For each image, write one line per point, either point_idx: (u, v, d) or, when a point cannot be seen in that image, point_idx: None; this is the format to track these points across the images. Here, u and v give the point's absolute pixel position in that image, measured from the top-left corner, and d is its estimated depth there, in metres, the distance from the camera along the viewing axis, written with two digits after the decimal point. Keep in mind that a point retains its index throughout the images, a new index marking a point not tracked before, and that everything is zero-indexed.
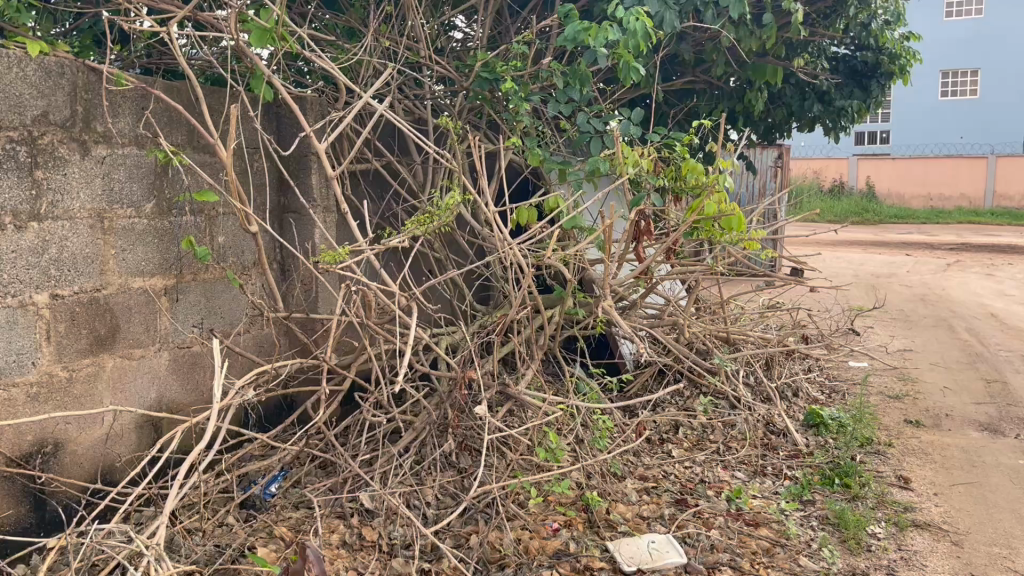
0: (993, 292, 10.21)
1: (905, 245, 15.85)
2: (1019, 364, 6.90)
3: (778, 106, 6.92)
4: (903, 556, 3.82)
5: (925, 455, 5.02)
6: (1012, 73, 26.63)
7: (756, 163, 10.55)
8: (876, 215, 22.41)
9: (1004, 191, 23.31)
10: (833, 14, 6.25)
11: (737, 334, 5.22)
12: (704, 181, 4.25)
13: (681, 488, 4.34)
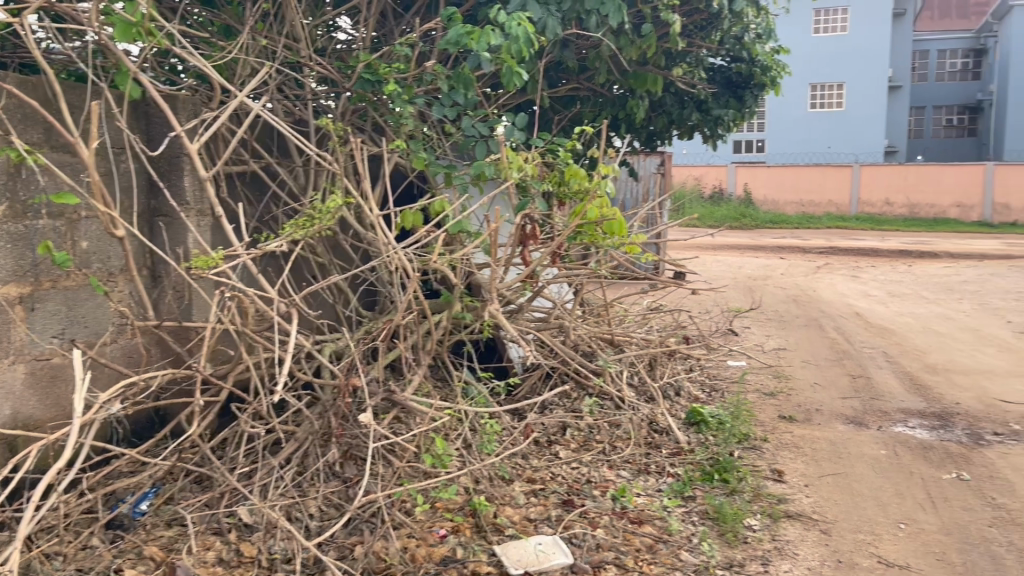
0: (858, 293, 10.84)
1: (779, 247, 16.70)
2: (881, 360, 7.35)
3: (660, 114, 7.12)
4: (776, 545, 4.00)
5: (796, 448, 5.28)
6: (872, 87, 28.59)
7: (640, 169, 10.81)
8: (752, 220, 23.46)
9: (868, 200, 24.85)
10: (709, 26, 6.54)
11: (622, 336, 5.31)
12: (587, 186, 4.31)
13: (568, 489, 4.39)
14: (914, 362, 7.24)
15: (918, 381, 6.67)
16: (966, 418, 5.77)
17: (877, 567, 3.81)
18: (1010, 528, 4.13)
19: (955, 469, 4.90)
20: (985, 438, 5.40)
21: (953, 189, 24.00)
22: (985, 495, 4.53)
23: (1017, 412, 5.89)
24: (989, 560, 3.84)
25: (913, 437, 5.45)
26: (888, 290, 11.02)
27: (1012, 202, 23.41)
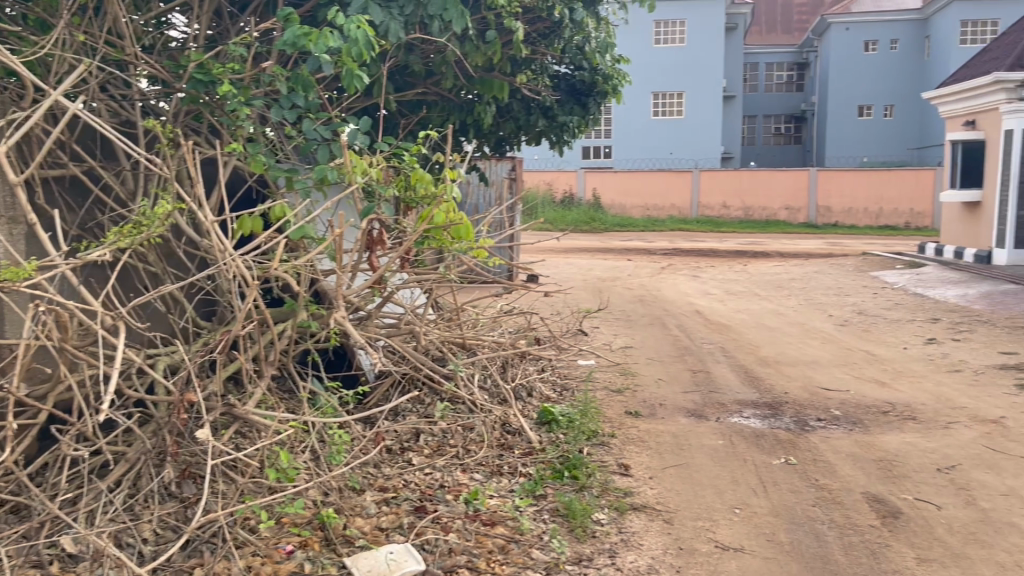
0: (698, 291, 11.42)
1: (625, 249, 17.34)
2: (719, 354, 7.78)
3: (507, 120, 7.23)
4: (622, 538, 4.14)
5: (642, 442, 5.49)
6: (709, 97, 30.26)
7: (491, 174, 10.95)
8: (602, 223, 24.24)
9: (707, 202, 26.24)
10: (552, 35, 6.71)
11: (473, 340, 5.33)
12: (433, 191, 4.30)
13: (420, 495, 4.37)
14: (748, 355, 7.71)
15: (752, 373, 7.10)
16: (794, 407, 6.20)
17: (716, 551, 4.02)
18: (831, 506, 4.48)
19: (783, 454, 5.25)
20: (810, 424, 5.83)
21: (781, 192, 25.77)
22: (810, 477, 4.88)
23: (837, 398, 6.39)
24: (813, 537, 4.13)
25: (748, 426, 5.80)
26: (725, 288, 11.68)
27: (832, 204, 25.50)
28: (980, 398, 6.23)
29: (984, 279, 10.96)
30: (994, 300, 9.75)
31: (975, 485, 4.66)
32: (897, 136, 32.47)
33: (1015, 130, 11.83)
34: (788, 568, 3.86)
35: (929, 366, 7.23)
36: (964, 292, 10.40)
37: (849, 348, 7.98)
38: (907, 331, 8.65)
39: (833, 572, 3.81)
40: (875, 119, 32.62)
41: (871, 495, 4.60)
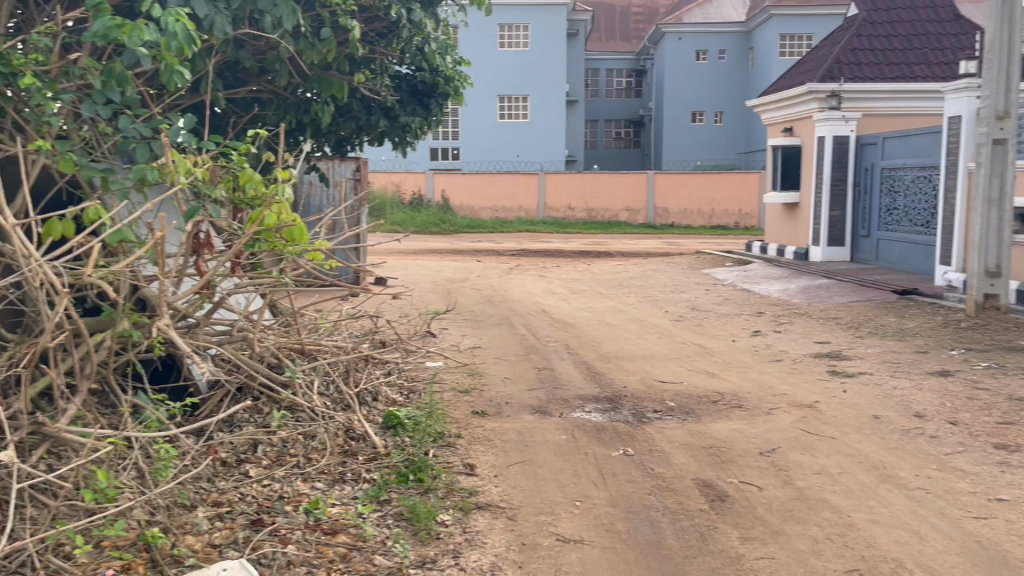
0: (544, 291, 11.67)
1: (474, 250, 17.48)
2: (563, 351, 7.98)
3: (347, 120, 7.13)
4: (466, 537, 4.16)
5: (487, 441, 5.54)
6: (552, 100, 30.98)
7: (335, 174, 10.74)
8: (450, 224, 24.33)
9: (552, 204, 26.87)
10: (390, 35, 6.68)
11: (313, 346, 5.18)
12: (263, 192, 4.15)
13: (257, 508, 4.21)
14: (590, 352, 7.95)
15: (594, 369, 7.34)
16: (632, 400, 6.45)
17: (556, 544, 4.11)
18: (664, 493, 4.69)
19: (622, 446, 5.45)
20: (647, 416, 6.08)
21: (622, 194, 26.79)
22: (646, 466, 5.10)
23: (672, 390, 6.71)
24: (647, 524, 4.31)
25: (589, 421, 5.98)
26: (570, 287, 12.00)
27: (669, 205, 26.79)
28: (798, 384, 6.72)
29: (803, 274, 11.84)
30: (810, 294, 10.55)
31: (792, 466, 5.02)
32: (726, 141, 34.49)
33: (827, 136, 12.78)
34: (624, 556, 4.00)
35: (754, 356, 7.73)
36: (786, 287, 11.20)
37: (683, 342, 8.39)
38: (735, 324, 9.20)
39: (666, 556, 3.99)
40: (706, 126, 34.55)
41: (701, 480, 4.86)
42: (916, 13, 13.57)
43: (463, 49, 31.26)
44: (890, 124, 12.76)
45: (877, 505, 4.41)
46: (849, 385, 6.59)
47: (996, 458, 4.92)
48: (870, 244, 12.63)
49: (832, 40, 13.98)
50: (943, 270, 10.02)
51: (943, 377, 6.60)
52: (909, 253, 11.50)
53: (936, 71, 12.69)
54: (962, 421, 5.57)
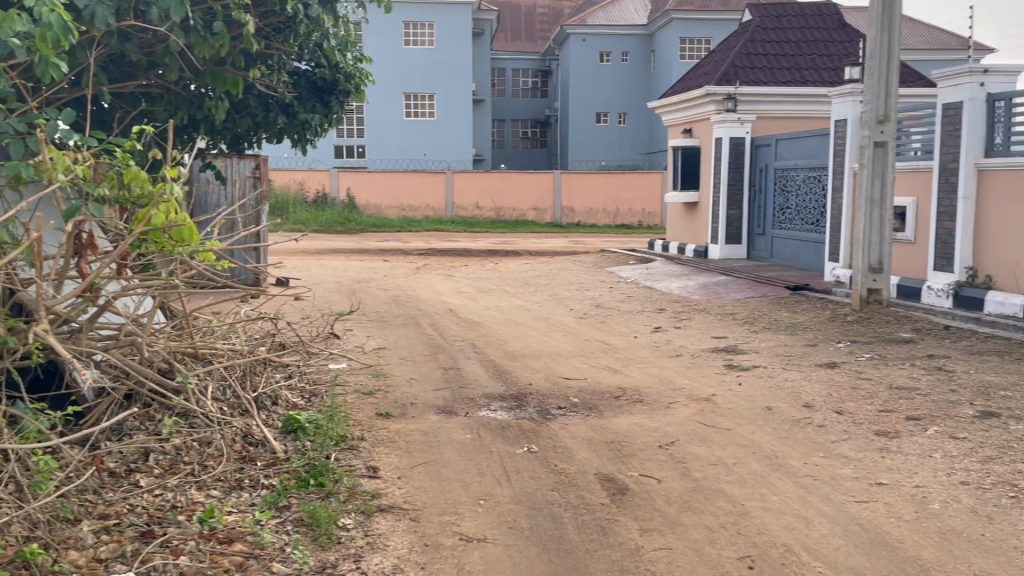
0: (451, 290, 11.65)
1: (381, 250, 17.30)
2: (469, 351, 7.98)
3: (243, 117, 6.93)
4: (368, 541, 4.11)
5: (391, 443, 5.49)
6: (458, 99, 30.97)
7: (232, 172, 10.44)
8: (357, 224, 24.02)
9: (460, 203, 26.85)
10: (287, 30, 6.55)
11: (207, 349, 5.03)
12: (149, 191, 4.00)
13: (148, 519, 4.05)
14: (496, 350, 7.99)
15: (500, 367, 7.37)
16: (537, 397, 6.51)
17: (459, 544, 4.11)
18: (567, 488, 4.75)
19: (526, 443, 5.50)
20: (552, 413, 6.15)
21: (529, 193, 27.01)
22: (549, 463, 5.16)
23: (576, 386, 6.81)
24: (550, 520, 4.35)
25: (494, 419, 6.00)
26: (477, 286, 12.02)
27: (575, 205, 27.17)
28: (696, 379, 6.92)
29: (702, 272, 12.21)
30: (709, 290, 10.90)
31: (690, 458, 5.17)
32: (629, 141, 35.20)
33: (723, 138, 13.21)
34: (526, 552, 4.03)
35: (655, 352, 7.92)
36: (686, 284, 11.52)
37: (587, 339, 8.53)
38: (638, 321, 9.41)
39: (567, 550, 4.04)
40: (610, 126, 35.21)
41: (603, 475, 4.94)
42: (806, 21, 14.18)
43: (368, 47, 30.67)
44: (782, 126, 13.29)
45: (769, 492, 4.58)
46: (744, 378, 6.84)
47: (877, 444, 5.19)
48: (765, 242, 13.12)
49: (727, 44, 14.45)
50: (831, 267, 10.49)
51: (830, 369, 6.92)
52: (801, 251, 12.01)
53: (824, 76, 13.30)
54: (847, 410, 5.85)
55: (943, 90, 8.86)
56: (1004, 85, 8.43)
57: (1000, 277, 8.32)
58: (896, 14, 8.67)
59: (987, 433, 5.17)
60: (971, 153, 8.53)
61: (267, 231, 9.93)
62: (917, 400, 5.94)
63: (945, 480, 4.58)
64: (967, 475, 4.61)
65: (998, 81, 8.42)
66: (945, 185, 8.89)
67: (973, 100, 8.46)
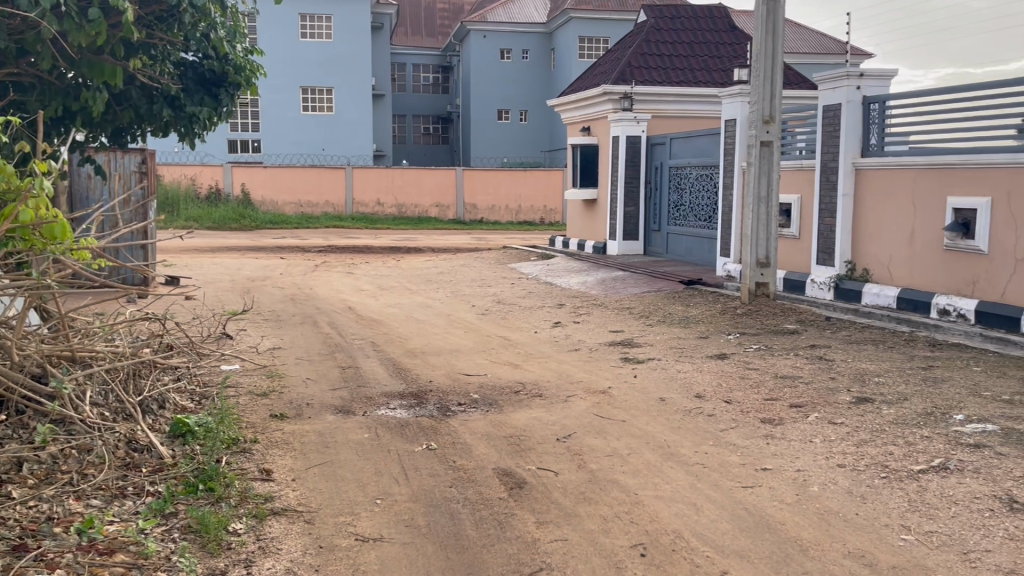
0: (350, 288, 11.47)
1: (278, 247, 16.89)
2: (368, 349, 7.88)
3: (125, 108, 6.90)
4: (260, 545, 4.01)
5: (286, 445, 5.37)
6: (358, 94, 30.56)
7: (116, 166, 9.98)
8: (252, 220, 23.37)
9: (360, 199, 26.48)
10: (171, 19, 6.58)
11: (86, 352, 4.81)
12: (17, 185, 3.77)
13: (20, 532, 3.83)
14: (396, 348, 7.92)
15: (399, 365, 7.31)
16: (437, 394, 6.50)
17: (354, 544, 4.05)
18: (465, 484, 4.76)
19: (424, 440, 5.47)
20: (451, 409, 6.14)
21: (431, 190, 26.89)
22: (448, 460, 5.15)
23: (476, 382, 6.83)
24: (447, 517, 4.35)
25: (393, 417, 5.95)
26: (377, 284, 11.88)
27: (477, 201, 27.23)
28: (593, 372, 7.05)
29: (600, 267, 12.44)
30: (607, 286, 11.11)
31: (586, 450, 5.26)
32: (529, 138, 35.49)
33: (621, 136, 13.48)
34: (423, 550, 4.00)
35: (554, 347, 8.02)
36: (585, 280, 11.71)
37: (488, 335, 8.55)
38: (537, 316, 9.51)
39: (464, 546, 4.04)
40: (511, 124, 35.41)
41: (501, 469, 4.97)
42: (698, 23, 14.61)
43: (262, 41, 29.93)
44: (675, 125, 13.68)
45: (661, 481, 4.71)
46: (639, 371, 7.00)
47: (763, 431, 5.41)
48: (660, 238, 13.46)
49: (623, 44, 14.74)
50: (723, 262, 10.88)
51: (720, 360, 7.17)
52: (695, 246, 12.39)
53: (715, 77, 13.75)
54: (736, 399, 6.08)
55: (823, 92, 9.30)
56: (878, 88, 8.92)
57: (877, 270, 8.81)
58: (779, 18, 9.04)
59: (862, 418, 5.47)
60: (849, 152, 8.98)
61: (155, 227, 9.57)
62: (799, 388, 6.22)
63: (824, 463, 4.82)
64: (844, 458, 4.86)
65: (872, 85, 8.91)
66: (826, 183, 9.34)
67: (850, 102, 8.92)
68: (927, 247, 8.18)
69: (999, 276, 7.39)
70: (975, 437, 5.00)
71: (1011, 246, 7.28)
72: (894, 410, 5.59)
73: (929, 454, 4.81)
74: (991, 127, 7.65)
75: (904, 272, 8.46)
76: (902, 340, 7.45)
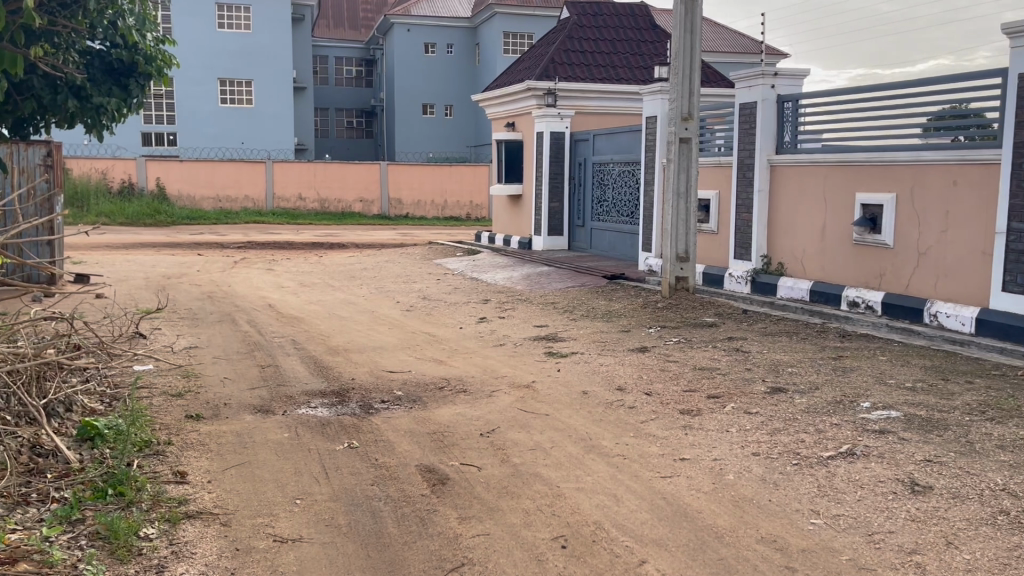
0: (271, 285, 11.24)
1: (195, 243, 16.43)
2: (289, 347, 7.74)
3: (26, 97, 6.82)
4: (173, 550, 3.89)
5: (202, 446, 5.23)
6: (278, 87, 29.97)
7: (20, 159, 9.53)
8: (168, 216, 22.68)
9: (281, 194, 25.98)
10: (72, 7, 6.51)
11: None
12: None
13: None
14: (318, 346, 7.79)
15: (321, 363, 7.21)
16: (360, 391, 6.43)
17: (273, 545, 3.97)
18: (387, 482, 4.72)
19: (346, 439, 5.41)
20: (374, 407, 6.08)
21: (355, 184, 26.56)
22: (370, 457, 5.10)
23: (400, 379, 6.78)
24: (369, 515, 4.30)
25: (314, 416, 5.85)
26: (298, 280, 11.67)
27: (402, 196, 27.02)
28: (517, 367, 7.08)
29: (525, 263, 12.49)
30: (532, 281, 11.17)
31: (510, 444, 5.28)
32: (455, 134, 35.38)
33: (545, 132, 13.54)
34: (343, 549, 3.95)
35: (479, 342, 8.02)
36: (510, 275, 11.75)
37: (412, 331, 8.49)
38: (463, 312, 9.49)
39: (385, 544, 4.00)
40: (437, 118, 35.26)
41: (424, 466, 4.95)
42: (619, 20, 14.80)
43: (176, 32, 29.05)
44: (598, 121, 13.86)
45: (582, 473, 4.77)
46: (563, 364, 7.06)
47: (682, 422, 5.53)
48: (584, 233, 13.61)
49: (546, 41, 14.84)
50: (645, 256, 11.06)
51: (642, 353, 7.29)
52: (618, 242, 12.56)
53: (637, 74, 13.92)
54: (656, 391, 6.20)
55: (740, 91, 9.55)
56: (792, 88, 9.19)
57: (791, 264, 9.09)
58: (697, 18, 9.22)
59: (776, 407, 5.64)
60: (764, 149, 9.24)
61: (61, 222, 9.20)
62: (717, 379, 6.38)
63: (739, 452, 4.95)
64: (758, 446, 5.01)
65: (786, 84, 9.18)
66: (742, 179, 9.59)
67: (765, 100, 9.17)
68: (837, 242, 8.48)
69: (904, 269, 7.72)
70: (880, 423, 5.21)
71: (915, 239, 7.61)
72: (806, 399, 5.78)
73: (838, 440, 4.99)
74: (896, 126, 7.99)
75: (817, 266, 8.76)
76: (815, 331, 7.71)
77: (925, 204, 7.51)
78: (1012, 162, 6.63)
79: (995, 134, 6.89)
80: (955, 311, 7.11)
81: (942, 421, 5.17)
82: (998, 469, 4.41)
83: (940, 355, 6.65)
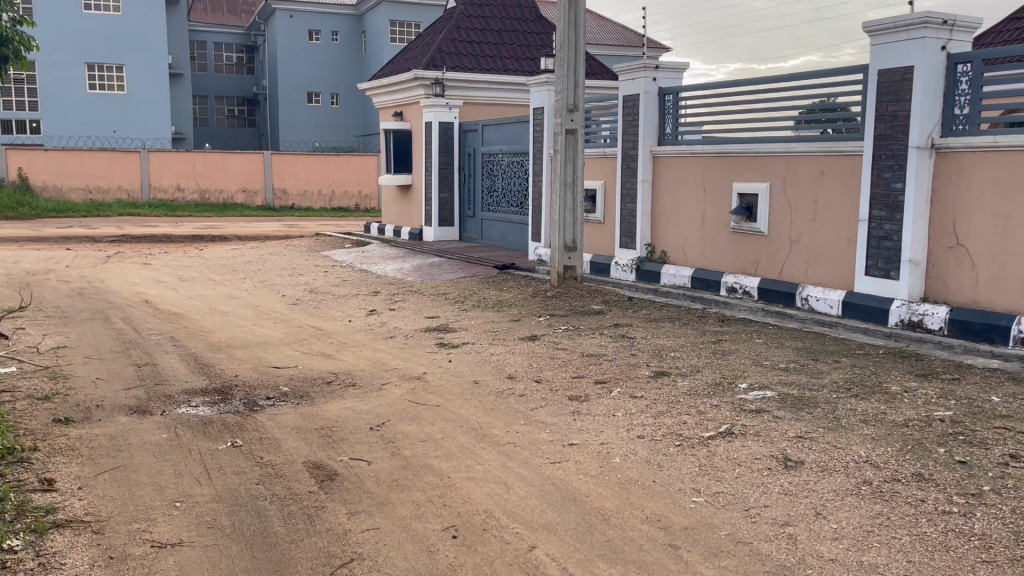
0: (147, 280, 10.72)
1: (62, 237, 15.47)
2: (167, 344, 7.41)
3: None
4: (40, 561, 3.67)
5: (71, 451, 4.94)
6: (152, 72, 28.63)
7: None
8: (31, 209, 21.31)
9: (158, 184, 24.83)
10: None
11: None
12: None
13: None
14: (198, 342, 7.49)
15: (202, 360, 6.94)
16: (244, 388, 6.22)
17: (150, 551, 3.80)
18: (273, 480, 4.60)
19: (229, 438, 5.23)
20: (259, 404, 5.90)
21: (237, 174, 25.68)
22: (255, 456, 4.95)
23: (286, 374, 6.61)
24: (253, 515, 4.17)
25: (195, 415, 5.63)
26: (177, 275, 11.19)
27: (287, 187, 26.32)
28: (407, 358, 7.03)
29: (415, 254, 12.40)
30: (422, 272, 11.09)
31: (399, 437, 5.23)
32: (342, 123, 34.77)
33: (434, 122, 13.49)
34: (226, 551, 3.82)
35: (369, 335, 7.91)
36: (400, 266, 11.64)
37: (299, 326, 8.28)
38: (352, 305, 9.32)
39: (271, 543, 3.89)
40: (322, 107, 34.53)
41: (311, 463, 4.84)
42: (505, 11, 14.85)
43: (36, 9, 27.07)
44: (486, 112, 13.91)
45: (473, 463, 4.78)
46: (454, 355, 7.05)
47: (570, 408, 5.63)
48: (475, 224, 13.65)
49: (432, 30, 14.74)
50: (534, 246, 11.18)
51: (532, 341, 7.37)
52: (508, 232, 12.64)
53: (525, 66, 14.03)
54: (545, 378, 6.29)
55: (623, 83, 9.75)
56: (672, 80, 9.48)
57: (673, 252, 9.39)
58: (581, 10, 9.37)
59: (659, 391, 5.83)
60: (647, 140, 9.48)
61: None
62: (604, 365, 6.53)
63: (625, 435, 5.08)
64: (643, 429, 5.16)
65: (666, 77, 9.45)
66: (627, 170, 9.83)
67: (647, 92, 9.41)
68: (716, 230, 8.82)
69: (779, 254, 8.10)
70: (757, 403, 5.46)
71: (788, 227, 8.00)
72: (687, 381, 6.00)
73: (718, 421, 5.20)
74: (770, 118, 8.36)
75: (698, 253, 9.07)
76: (696, 316, 7.99)
77: (796, 193, 7.90)
78: (874, 154, 7.05)
79: (858, 127, 7.31)
80: (824, 295, 7.52)
81: (812, 399, 5.46)
82: (861, 442, 4.69)
83: (811, 336, 7.01)
